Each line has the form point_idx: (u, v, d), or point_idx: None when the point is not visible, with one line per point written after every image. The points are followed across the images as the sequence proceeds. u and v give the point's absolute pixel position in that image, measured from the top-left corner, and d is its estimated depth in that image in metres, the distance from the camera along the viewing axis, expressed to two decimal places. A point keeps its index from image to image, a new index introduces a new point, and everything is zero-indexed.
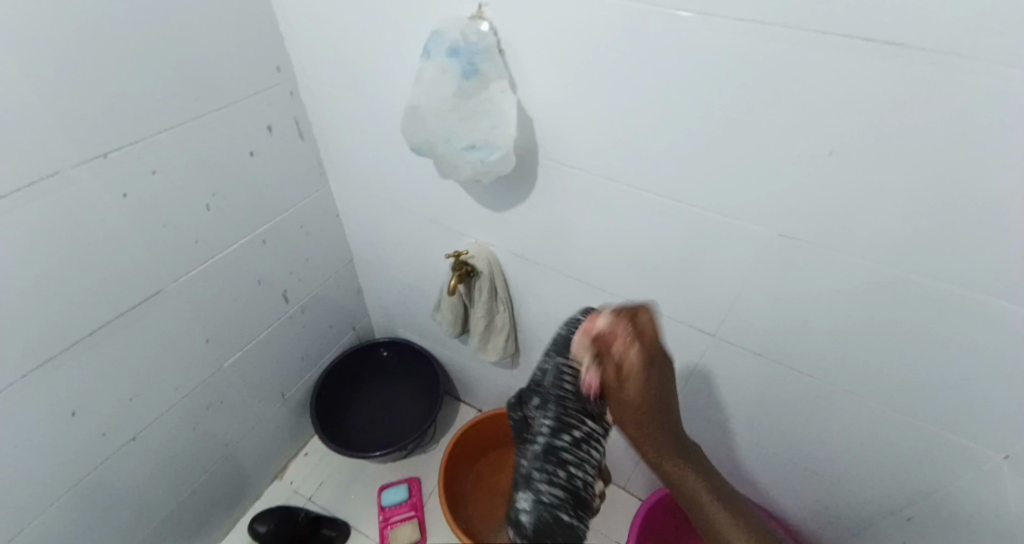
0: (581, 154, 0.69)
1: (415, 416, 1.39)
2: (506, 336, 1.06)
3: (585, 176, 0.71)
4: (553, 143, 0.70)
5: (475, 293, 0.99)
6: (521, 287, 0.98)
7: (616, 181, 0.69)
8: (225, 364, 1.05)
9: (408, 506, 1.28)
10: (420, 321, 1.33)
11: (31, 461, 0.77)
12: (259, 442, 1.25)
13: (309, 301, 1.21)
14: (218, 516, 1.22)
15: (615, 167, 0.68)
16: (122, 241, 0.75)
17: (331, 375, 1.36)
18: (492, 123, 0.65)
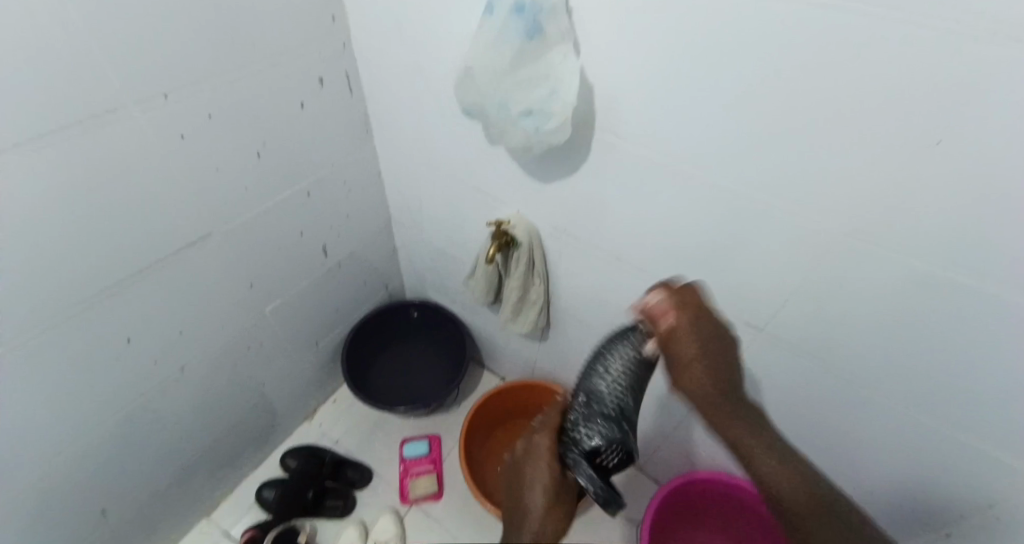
0: (640, 127, 0.65)
1: (441, 377, 1.42)
2: (539, 310, 1.05)
3: (642, 152, 0.67)
4: (609, 114, 0.66)
5: (513, 263, 0.98)
6: (559, 262, 0.97)
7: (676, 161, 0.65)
8: (264, 309, 1.08)
9: (428, 460, 1.32)
10: (452, 286, 1.34)
11: (88, 379, 0.83)
12: (292, 385, 1.31)
13: (347, 256, 1.22)
14: (252, 448, 1.30)
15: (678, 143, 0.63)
16: (176, 182, 0.77)
17: (362, 330, 1.39)
18: (548, 89, 0.61)
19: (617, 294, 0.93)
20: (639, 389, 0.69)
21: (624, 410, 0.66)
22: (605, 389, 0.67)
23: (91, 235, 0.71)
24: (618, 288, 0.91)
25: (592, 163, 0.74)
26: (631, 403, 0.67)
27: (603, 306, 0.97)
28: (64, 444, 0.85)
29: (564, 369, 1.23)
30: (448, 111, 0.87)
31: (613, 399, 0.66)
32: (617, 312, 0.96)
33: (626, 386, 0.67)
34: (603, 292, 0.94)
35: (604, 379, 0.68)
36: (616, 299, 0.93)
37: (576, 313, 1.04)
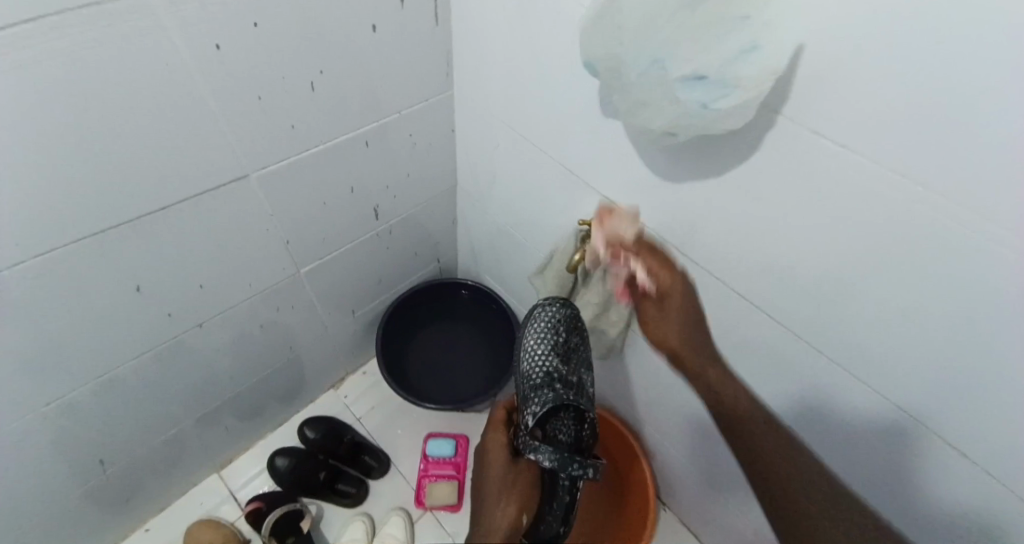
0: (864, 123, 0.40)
1: (480, 373, 1.27)
2: (618, 332, 0.86)
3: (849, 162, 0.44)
4: (813, 92, 0.42)
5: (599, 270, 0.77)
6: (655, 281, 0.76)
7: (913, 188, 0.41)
8: (300, 271, 0.95)
9: (451, 464, 1.22)
10: (511, 275, 1.17)
11: (87, 326, 0.71)
12: (324, 350, 1.20)
13: (400, 222, 1.06)
14: (272, 410, 1.20)
15: (927, 166, 0.39)
16: (207, 109, 0.61)
17: (405, 304, 1.25)
18: (742, 40, 0.39)
19: (726, 335, 0.72)
20: (570, 349, 0.70)
21: (553, 380, 0.67)
22: (537, 359, 0.69)
23: (94, 161, 0.56)
24: (733, 329, 0.70)
25: (750, 165, 0.52)
26: (562, 368, 0.69)
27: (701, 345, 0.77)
28: (55, 391, 0.75)
29: (625, 396, 1.05)
30: (556, 63, 0.67)
31: (539, 370, 0.68)
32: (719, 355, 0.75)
33: (549, 349, 0.69)
34: (707, 328, 0.74)
35: (526, 355, 0.70)
36: (723, 341, 0.73)
37: (661, 342, 0.85)
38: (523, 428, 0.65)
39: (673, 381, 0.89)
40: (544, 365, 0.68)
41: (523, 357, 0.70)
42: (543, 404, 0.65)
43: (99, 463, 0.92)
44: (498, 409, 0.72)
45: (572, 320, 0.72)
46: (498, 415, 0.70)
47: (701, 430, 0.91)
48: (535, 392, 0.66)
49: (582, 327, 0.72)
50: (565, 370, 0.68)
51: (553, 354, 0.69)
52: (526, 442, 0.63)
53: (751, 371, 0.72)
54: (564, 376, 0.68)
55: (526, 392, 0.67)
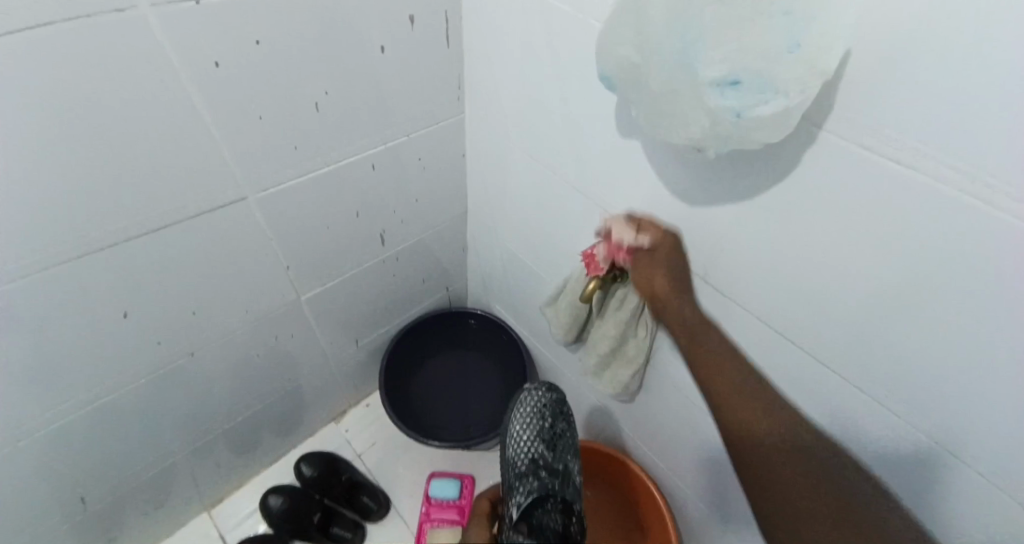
0: (924, 129, 0.36)
1: (488, 408, 1.20)
2: (634, 371, 0.80)
3: (903, 175, 0.39)
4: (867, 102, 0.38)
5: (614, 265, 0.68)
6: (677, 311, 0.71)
7: (984, 208, 0.35)
8: (302, 298, 0.91)
9: (454, 508, 1.14)
10: (522, 304, 1.12)
11: (71, 354, 0.68)
12: (325, 381, 1.15)
13: (408, 249, 1.03)
14: (269, 444, 1.15)
15: (1000, 178, 0.33)
16: (206, 127, 0.59)
17: (411, 334, 1.20)
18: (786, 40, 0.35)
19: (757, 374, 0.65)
20: (556, 436, 0.71)
21: (537, 468, 0.67)
22: (523, 447, 0.69)
23: (82, 180, 0.53)
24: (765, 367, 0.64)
25: (786, 186, 0.48)
26: (548, 456, 0.69)
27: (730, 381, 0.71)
28: (34, 424, 0.71)
29: (642, 436, 0.98)
30: (571, 81, 0.64)
31: (524, 458, 0.69)
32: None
33: (534, 435, 0.71)
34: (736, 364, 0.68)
35: (512, 445, 0.71)
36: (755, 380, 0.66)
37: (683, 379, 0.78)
38: (507, 519, 0.62)
39: (696, 421, 0.82)
40: (529, 455, 0.68)
41: (510, 446, 0.71)
42: (528, 493, 0.64)
43: (81, 501, 0.87)
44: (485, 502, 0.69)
45: (557, 413, 0.76)
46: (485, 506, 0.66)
47: (727, 477, 0.83)
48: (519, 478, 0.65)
49: (567, 414, 0.75)
50: (550, 458, 0.69)
51: (537, 443, 0.70)
52: (508, 531, 0.58)
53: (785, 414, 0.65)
54: (549, 464, 0.69)
55: (511, 483, 0.66)
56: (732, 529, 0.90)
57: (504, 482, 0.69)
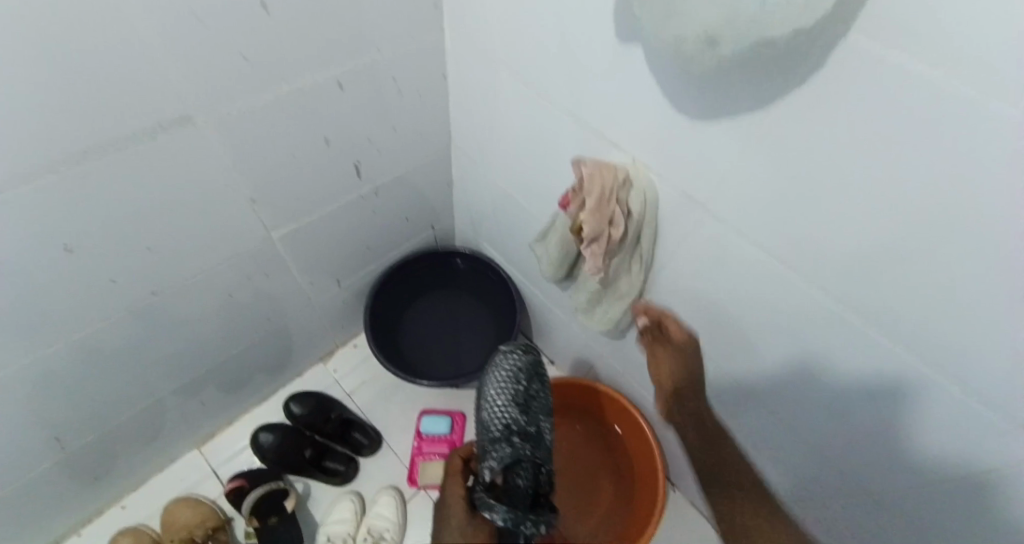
0: (1003, 26, 0.27)
1: (478, 347, 1.18)
2: (625, 308, 0.77)
3: (966, 87, 0.30)
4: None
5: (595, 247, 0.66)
6: (675, 246, 0.67)
7: None
8: (274, 235, 0.84)
9: (445, 443, 1.15)
10: (513, 243, 1.06)
11: (17, 295, 0.61)
12: (309, 322, 1.11)
13: (388, 183, 0.96)
14: (255, 384, 1.13)
15: None
16: (133, 28, 0.49)
17: (397, 273, 1.16)
18: None
19: (759, 313, 0.61)
20: (529, 399, 0.71)
21: (512, 430, 0.65)
22: (498, 411, 0.67)
23: None
24: (767, 308, 0.60)
25: (815, 96, 0.40)
26: (522, 418, 0.68)
27: (730, 321, 0.67)
28: None
29: (635, 375, 0.97)
30: None
31: (499, 421, 0.67)
32: (748, 334, 0.66)
33: (509, 399, 0.69)
34: (737, 303, 0.64)
35: (487, 408, 0.68)
36: (757, 320, 0.62)
37: (680, 318, 0.75)
38: (480, 484, 0.59)
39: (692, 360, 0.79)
40: (504, 417, 0.67)
41: (485, 410, 0.68)
42: (501, 457, 0.61)
43: (57, 441, 0.84)
44: (455, 457, 0.65)
45: (530, 375, 0.75)
46: (454, 466, 0.62)
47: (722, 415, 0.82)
48: (494, 443, 0.62)
49: (542, 377, 0.75)
50: (523, 421, 0.67)
51: (511, 404, 0.69)
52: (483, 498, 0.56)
53: (786, 356, 0.62)
54: (523, 427, 0.66)
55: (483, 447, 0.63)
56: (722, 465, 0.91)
57: (478, 444, 0.65)
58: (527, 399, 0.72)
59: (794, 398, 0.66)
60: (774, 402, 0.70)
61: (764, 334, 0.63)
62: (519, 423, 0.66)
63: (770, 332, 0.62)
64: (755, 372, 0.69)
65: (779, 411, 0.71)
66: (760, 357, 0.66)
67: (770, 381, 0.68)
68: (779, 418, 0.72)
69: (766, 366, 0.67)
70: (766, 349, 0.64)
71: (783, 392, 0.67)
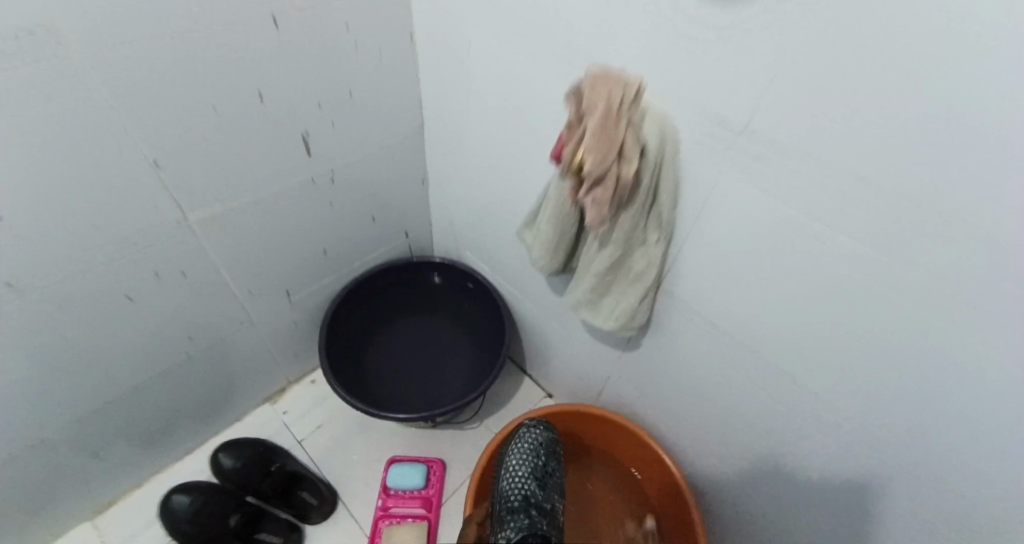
0: None
1: (458, 373, 0.96)
2: (643, 292, 0.56)
3: None
4: None
5: (602, 186, 0.44)
6: (715, 193, 0.47)
7: None
8: (189, 218, 0.62)
9: (418, 499, 0.91)
10: (498, 248, 0.87)
11: None
12: (250, 351, 0.88)
13: (350, 169, 0.77)
14: (175, 433, 0.87)
15: None
16: None
17: (363, 288, 0.96)
18: None
19: (853, 290, 0.42)
20: (547, 475, 0.68)
21: (529, 504, 0.64)
22: (518, 480, 0.66)
23: None
24: (866, 282, 0.41)
25: None
26: (539, 493, 0.66)
27: (802, 309, 0.48)
28: None
29: (655, 404, 0.75)
30: None
31: (518, 492, 0.65)
32: (831, 327, 0.46)
33: (529, 473, 0.67)
34: (814, 282, 0.45)
35: (506, 477, 0.67)
36: (852, 303, 0.43)
37: (723, 313, 0.56)
38: None
39: (738, 374, 0.59)
40: (524, 490, 0.65)
41: (502, 484, 0.67)
42: (517, 530, 0.60)
43: None
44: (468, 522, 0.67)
45: (550, 454, 0.71)
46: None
47: (777, 452, 0.61)
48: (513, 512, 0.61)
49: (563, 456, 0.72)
50: (541, 496, 0.65)
51: (530, 479, 0.67)
52: None
53: (895, 354, 0.42)
54: (539, 503, 0.65)
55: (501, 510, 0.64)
56: (773, 523, 0.69)
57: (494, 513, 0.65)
58: (547, 474, 0.69)
59: (904, 423, 0.46)
60: (865, 431, 0.49)
61: (863, 322, 0.43)
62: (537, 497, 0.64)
63: (870, 318, 0.42)
64: (837, 388, 0.49)
65: (870, 444, 0.50)
66: (854, 358, 0.46)
67: (866, 397, 0.47)
68: (870, 455, 0.51)
69: (861, 373, 0.46)
70: (861, 345, 0.45)
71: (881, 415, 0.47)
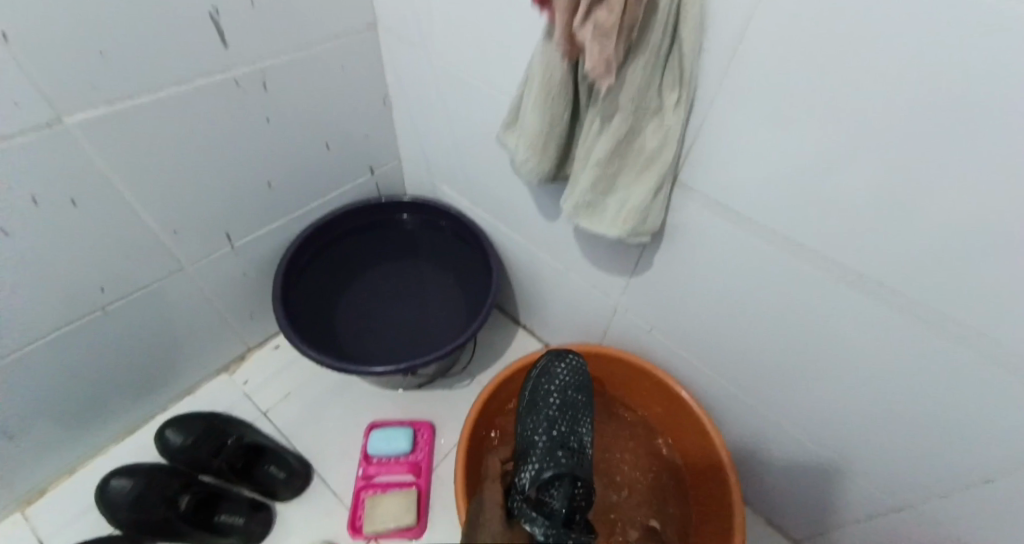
0: None
1: (440, 324, 0.84)
2: (656, 185, 0.42)
3: None
4: None
5: (607, 5, 0.30)
6: (760, 12, 0.33)
7: None
8: (70, 121, 0.48)
9: (406, 466, 0.80)
10: (477, 173, 0.74)
11: None
12: (195, 311, 0.75)
13: (289, 78, 0.62)
14: (111, 410, 0.75)
15: None
16: None
17: (323, 232, 0.83)
18: None
19: (973, 126, 0.29)
20: (572, 408, 0.60)
21: (557, 437, 0.56)
22: (548, 412, 0.59)
23: None
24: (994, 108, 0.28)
25: None
26: (565, 429, 0.57)
27: (877, 176, 0.35)
28: None
29: (673, 337, 0.63)
30: None
31: (542, 423, 0.58)
32: (931, 198, 0.33)
33: (557, 408, 0.59)
34: (894, 133, 0.32)
35: (531, 412, 0.60)
36: (958, 149, 0.31)
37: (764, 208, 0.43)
38: (517, 490, 0.52)
39: (784, 285, 0.47)
40: (548, 432, 0.56)
41: (530, 425, 0.59)
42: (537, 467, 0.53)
43: None
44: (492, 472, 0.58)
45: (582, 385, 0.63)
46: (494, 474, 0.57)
47: (831, 381, 0.49)
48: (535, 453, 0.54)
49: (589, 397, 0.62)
50: (568, 435, 0.56)
51: (551, 417, 0.58)
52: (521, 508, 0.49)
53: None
54: (566, 442, 0.55)
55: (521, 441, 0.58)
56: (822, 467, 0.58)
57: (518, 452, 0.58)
58: (574, 415, 0.59)
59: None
60: (968, 340, 0.37)
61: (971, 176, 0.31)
62: (561, 438, 0.55)
63: (991, 162, 0.30)
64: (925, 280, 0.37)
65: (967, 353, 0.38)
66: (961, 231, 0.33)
67: (974, 287, 0.35)
68: (966, 367, 0.39)
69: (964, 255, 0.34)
70: (972, 215, 0.32)
71: (997, 313, 0.34)
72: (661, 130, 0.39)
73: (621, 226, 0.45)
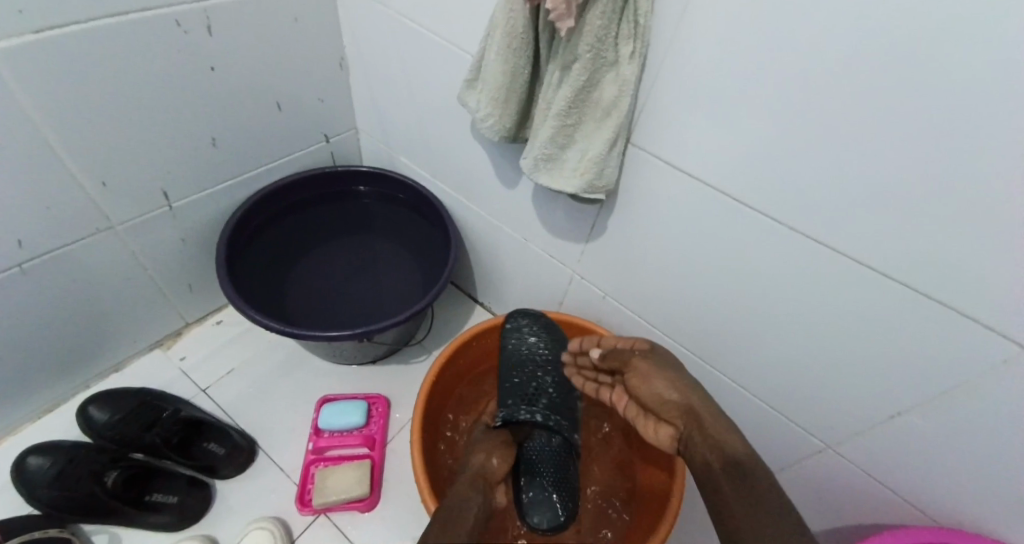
0: None
1: (396, 296, 0.82)
2: (613, 138, 0.43)
3: None
4: None
5: None
6: None
7: None
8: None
9: (359, 439, 0.78)
10: (435, 142, 0.74)
11: None
12: (128, 278, 0.70)
13: (236, 26, 0.59)
14: (29, 384, 0.69)
15: None
16: None
17: (272, 198, 0.79)
18: None
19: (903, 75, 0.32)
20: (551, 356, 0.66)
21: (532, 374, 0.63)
22: (530, 350, 0.65)
23: None
24: (923, 56, 0.31)
25: None
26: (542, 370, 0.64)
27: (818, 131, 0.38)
28: None
29: (627, 302, 0.66)
30: None
31: (518, 368, 0.64)
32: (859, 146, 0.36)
33: (536, 352, 0.65)
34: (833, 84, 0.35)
35: (518, 349, 0.66)
36: (884, 105, 0.34)
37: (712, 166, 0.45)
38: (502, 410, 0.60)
39: (730, 243, 0.49)
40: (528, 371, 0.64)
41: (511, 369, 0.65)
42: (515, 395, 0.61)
43: None
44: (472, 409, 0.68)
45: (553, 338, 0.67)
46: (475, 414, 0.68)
47: (770, 336, 0.52)
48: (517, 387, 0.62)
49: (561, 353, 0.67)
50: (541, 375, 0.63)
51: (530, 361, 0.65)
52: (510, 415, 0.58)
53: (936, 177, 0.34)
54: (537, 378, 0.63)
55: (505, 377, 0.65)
56: (758, 423, 0.62)
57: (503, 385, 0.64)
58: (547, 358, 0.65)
59: (951, 260, 0.36)
60: (895, 281, 0.40)
61: (896, 129, 0.34)
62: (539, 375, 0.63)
63: (915, 114, 0.33)
64: (851, 232, 0.40)
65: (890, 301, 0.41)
66: (885, 184, 0.37)
67: (897, 236, 0.38)
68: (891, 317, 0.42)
69: (895, 204, 0.37)
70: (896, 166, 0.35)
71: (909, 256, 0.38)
72: (618, 82, 0.40)
73: (580, 180, 0.46)
